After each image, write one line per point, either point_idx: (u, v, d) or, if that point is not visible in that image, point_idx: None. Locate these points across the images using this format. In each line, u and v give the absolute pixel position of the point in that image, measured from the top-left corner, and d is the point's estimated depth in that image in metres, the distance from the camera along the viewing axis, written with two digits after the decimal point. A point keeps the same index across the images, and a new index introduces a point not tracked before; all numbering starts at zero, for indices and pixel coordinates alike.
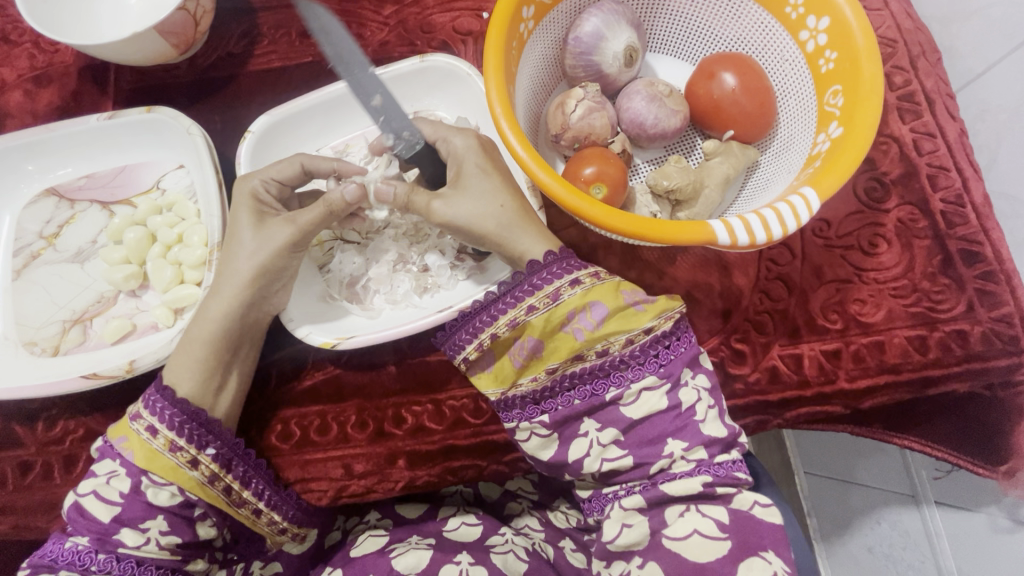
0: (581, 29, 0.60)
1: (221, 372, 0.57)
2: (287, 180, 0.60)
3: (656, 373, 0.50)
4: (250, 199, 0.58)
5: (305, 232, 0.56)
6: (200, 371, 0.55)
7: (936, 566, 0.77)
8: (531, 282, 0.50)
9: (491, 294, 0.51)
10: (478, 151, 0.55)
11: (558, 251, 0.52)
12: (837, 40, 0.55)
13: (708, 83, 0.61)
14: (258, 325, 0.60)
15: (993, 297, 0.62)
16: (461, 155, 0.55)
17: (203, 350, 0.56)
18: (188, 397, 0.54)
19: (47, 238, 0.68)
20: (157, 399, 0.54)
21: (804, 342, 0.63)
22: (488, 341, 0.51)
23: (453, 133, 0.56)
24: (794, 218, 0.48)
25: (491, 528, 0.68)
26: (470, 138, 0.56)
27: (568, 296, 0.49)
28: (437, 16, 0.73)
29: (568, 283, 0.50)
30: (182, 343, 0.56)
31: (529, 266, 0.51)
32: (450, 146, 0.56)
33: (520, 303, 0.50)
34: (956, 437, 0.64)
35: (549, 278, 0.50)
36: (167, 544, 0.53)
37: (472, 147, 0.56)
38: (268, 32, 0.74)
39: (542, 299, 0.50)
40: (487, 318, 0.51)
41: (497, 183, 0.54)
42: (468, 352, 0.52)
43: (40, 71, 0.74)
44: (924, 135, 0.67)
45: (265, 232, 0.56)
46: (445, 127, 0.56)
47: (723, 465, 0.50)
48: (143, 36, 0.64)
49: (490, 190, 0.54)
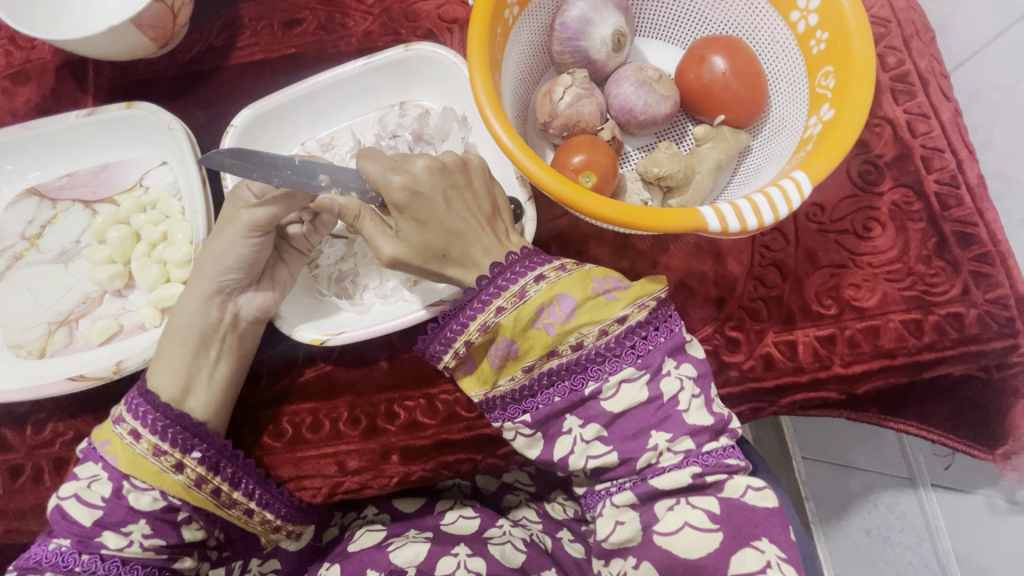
0: (568, 14, 0.59)
1: (189, 375, 0.56)
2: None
3: (634, 365, 0.49)
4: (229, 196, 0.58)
5: (258, 222, 0.55)
6: (169, 369, 0.55)
7: (933, 548, 0.77)
8: (496, 284, 0.50)
9: (460, 299, 0.51)
10: (411, 199, 0.49)
11: (521, 251, 0.52)
12: (828, 20, 0.54)
13: (698, 67, 0.60)
14: (231, 329, 0.59)
15: (988, 279, 0.61)
16: (392, 205, 0.49)
17: (171, 349, 0.56)
18: (159, 397, 0.54)
19: (30, 239, 0.67)
20: (139, 402, 0.53)
21: (798, 329, 0.62)
22: (463, 348, 0.51)
23: (390, 174, 0.49)
24: (785, 203, 0.47)
25: (489, 521, 0.68)
26: (401, 179, 0.49)
27: (534, 293, 0.49)
28: (422, 4, 0.72)
29: (533, 280, 0.49)
30: (156, 353, 0.57)
31: (490, 271, 0.50)
32: (383, 189, 0.49)
33: (488, 306, 0.49)
34: (951, 421, 0.64)
35: (514, 277, 0.50)
36: (151, 546, 0.52)
37: (405, 195, 0.49)
38: (249, 24, 0.72)
39: (509, 299, 0.49)
40: (458, 327, 0.51)
41: (437, 233, 0.50)
42: (446, 361, 0.52)
43: (17, 68, 0.73)
44: (918, 117, 0.66)
45: (224, 228, 0.57)
46: (384, 166, 0.50)
47: (711, 453, 0.49)
48: (120, 29, 0.62)
49: (428, 242, 0.50)
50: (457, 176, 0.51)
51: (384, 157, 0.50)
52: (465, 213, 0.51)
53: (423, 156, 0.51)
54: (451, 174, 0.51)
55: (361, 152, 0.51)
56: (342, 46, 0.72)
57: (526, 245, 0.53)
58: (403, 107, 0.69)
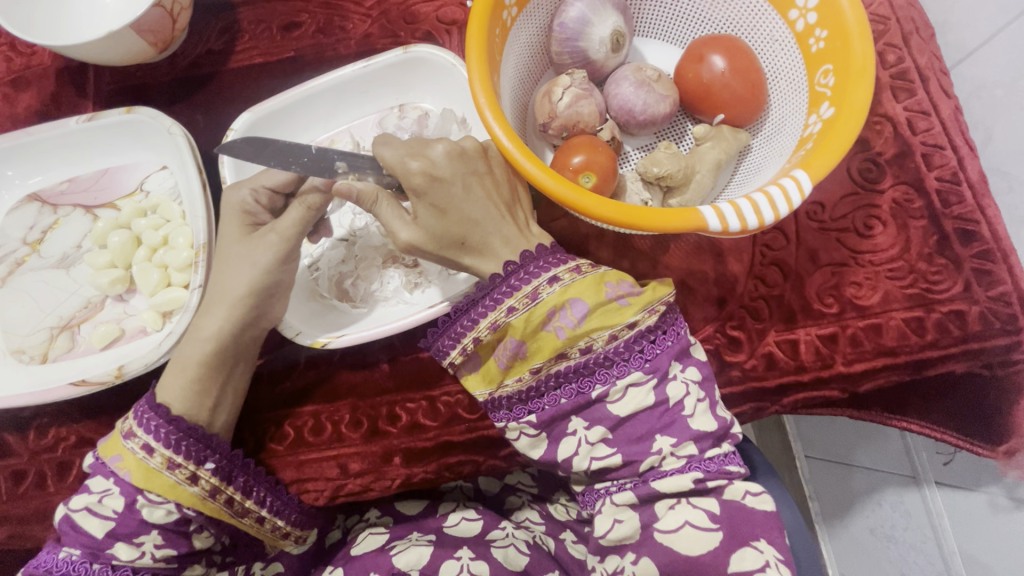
0: (566, 15, 0.59)
1: (217, 391, 0.56)
2: (277, 186, 0.57)
3: (642, 369, 0.49)
4: (235, 206, 0.57)
5: (290, 242, 0.56)
6: (189, 387, 0.55)
7: (938, 547, 0.76)
8: (508, 283, 0.49)
9: (472, 295, 0.51)
10: (428, 185, 0.49)
11: (537, 248, 0.51)
12: (827, 17, 0.54)
13: (697, 67, 0.60)
14: (250, 342, 0.58)
15: (990, 276, 0.61)
16: (411, 191, 0.50)
17: (191, 368, 0.55)
18: (175, 412, 0.54)
19: (31, 244, 0.67)
20: (150, 417, 0.53)
21: (800, 328, 0.62)
22: (471, 346, 0.51)
23: (409, 158, 0.50)
24: (785, 202, 0.47)
25: (491, 522, 0.68)
26: (420, 164, 0.49)
27: (546, 295, 0.49)
28: (421, 6, 0.72)
29: (547, 281, 0.49)
30: (173, 364, 0.56)
31: (504, 269, 0.50)
32: (400, 173, 0.50)
33: (499, 306, 0.49)
34: (954, 419, 0.63)
35: (528, 278, 0.49)
36: (162, 557, 0.53)
37: (423, 179, 0.49)
38: (248, 27, 0.73)
39: (521, 300, 0.49)
40: (468, 323, 0.51)
41: (455, 219, 0.50)
42: (453, 357, 0.52)
43: (17, 74, 0.73)
44: (918, 114, 0.66)
45: (252, 248, 0.56)
46: (403, 150, 0.50)
47: (713, 460, 0.49)
48: (119, 34, 0.62)
49: (446, 229, 0.50)
50: (477, 162, 0.52)
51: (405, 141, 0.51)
52: (482, 199, 0.51)
53: (442, 141, 0.51)
54: (470, 159, 0.51)
55: (378, 139, 0.52)
56: (341, 48, 0.72)
57: (549, 241, 0.52)
58: (402, 109, 0.69)
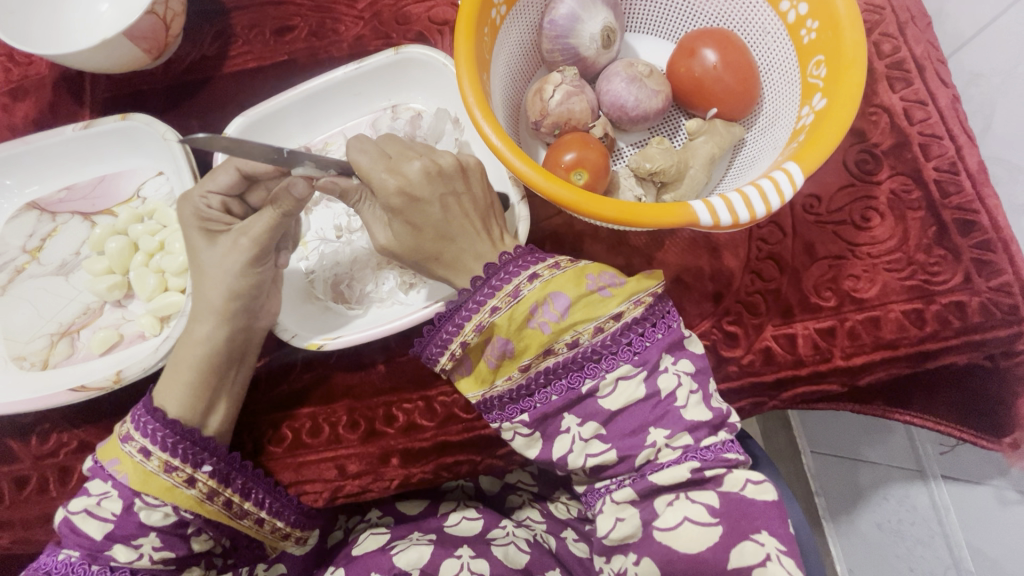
0: (556, 12, 0.59)
1: (209, 396, 0.56)
2: (227, 189, 0.57)
3: (630, 362, 0.49)
4: (191, 216, 0.57)
5: (262, 242, 0.55)
6: (181, 388, 0.55)
7: (946, 542, 0.75)
8: (490, 284, 0.49)
9: (453, 303, 0.51)
10: (404, 203, 0.49)
11: (515, 250, 0.51)
12: (818, 9, 0.53)
13: (689, 61, 0.60)
14: (248, 343, 0.59)
15: (991, 266, 0.60)
16: (387, 207, 0.49)
17: (184, 368, 0.56)
18: (169, 415, 0.54)
19: (30, 252, 0.67)
20: (147, 420, 0.53)
21: (797, 322, 0.61)
22: (460, 350, 0.51)
23: (381, 172, 0.49)
24: (777, 195, 0.46)
25: (491, 522, 0.67)
26: (395, 181, 0.48)
27: (528, 292, 0.48)
28: (413, 7, 0.72)
29: (527, 279, 0.49)
30: (169, 368, 0.56)
31: (484, 271, 0.50)
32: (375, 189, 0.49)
33: (483, 307, 0.49)
34: (958, 411, 0.63)
35: (508, 277, 0.49)
36: (161, 558, 0.53)
37: (398, 197, 0.49)
38: (241, 32, 0.73)
39: (503, 299, 0.49)
40: (454, 328, 0.50)
41: (430, 235, 0.50)
42: (444, 363, 0.52)
43: (15, 84, 0.73)
44: (915, 104, 0.65)
45: (220, 253, 0.56)
46: (371, 162, 0.49)
47: (710, 448, 0.49)
48: (113, 42, 0.62)
49: (420, 243, 0.51)
50: (456, 180, 0.51)
51: (379, 151, 0.50)
52: (460, 217, 0.51)
53: (420, 157, 0.50)
54: (448, 178, 0.50)
55: (354, 141, 0.50)
56: (333, 51, 0.72)
57: (521, 244, 0.52)
58: (394, 111, 0.69)
